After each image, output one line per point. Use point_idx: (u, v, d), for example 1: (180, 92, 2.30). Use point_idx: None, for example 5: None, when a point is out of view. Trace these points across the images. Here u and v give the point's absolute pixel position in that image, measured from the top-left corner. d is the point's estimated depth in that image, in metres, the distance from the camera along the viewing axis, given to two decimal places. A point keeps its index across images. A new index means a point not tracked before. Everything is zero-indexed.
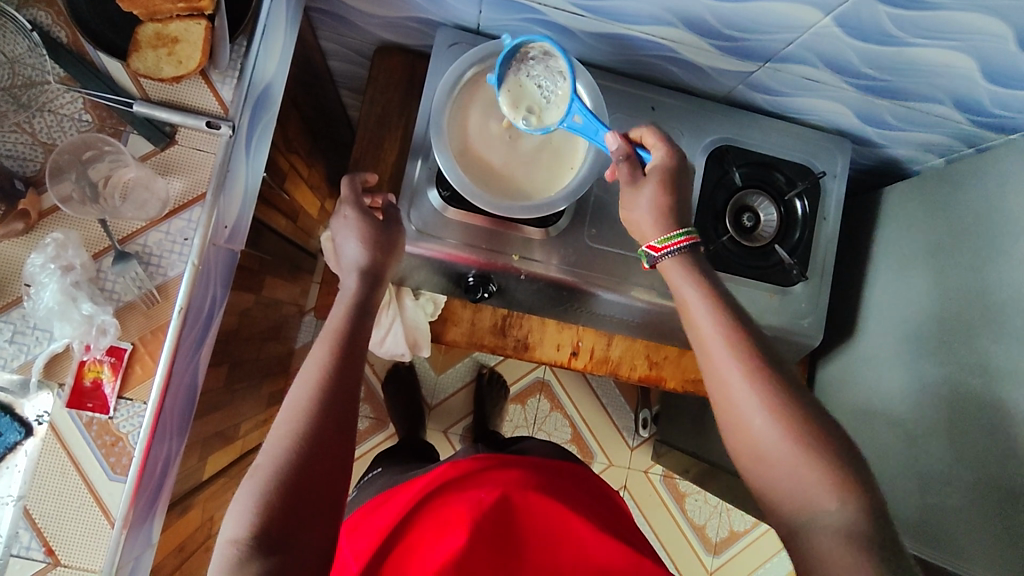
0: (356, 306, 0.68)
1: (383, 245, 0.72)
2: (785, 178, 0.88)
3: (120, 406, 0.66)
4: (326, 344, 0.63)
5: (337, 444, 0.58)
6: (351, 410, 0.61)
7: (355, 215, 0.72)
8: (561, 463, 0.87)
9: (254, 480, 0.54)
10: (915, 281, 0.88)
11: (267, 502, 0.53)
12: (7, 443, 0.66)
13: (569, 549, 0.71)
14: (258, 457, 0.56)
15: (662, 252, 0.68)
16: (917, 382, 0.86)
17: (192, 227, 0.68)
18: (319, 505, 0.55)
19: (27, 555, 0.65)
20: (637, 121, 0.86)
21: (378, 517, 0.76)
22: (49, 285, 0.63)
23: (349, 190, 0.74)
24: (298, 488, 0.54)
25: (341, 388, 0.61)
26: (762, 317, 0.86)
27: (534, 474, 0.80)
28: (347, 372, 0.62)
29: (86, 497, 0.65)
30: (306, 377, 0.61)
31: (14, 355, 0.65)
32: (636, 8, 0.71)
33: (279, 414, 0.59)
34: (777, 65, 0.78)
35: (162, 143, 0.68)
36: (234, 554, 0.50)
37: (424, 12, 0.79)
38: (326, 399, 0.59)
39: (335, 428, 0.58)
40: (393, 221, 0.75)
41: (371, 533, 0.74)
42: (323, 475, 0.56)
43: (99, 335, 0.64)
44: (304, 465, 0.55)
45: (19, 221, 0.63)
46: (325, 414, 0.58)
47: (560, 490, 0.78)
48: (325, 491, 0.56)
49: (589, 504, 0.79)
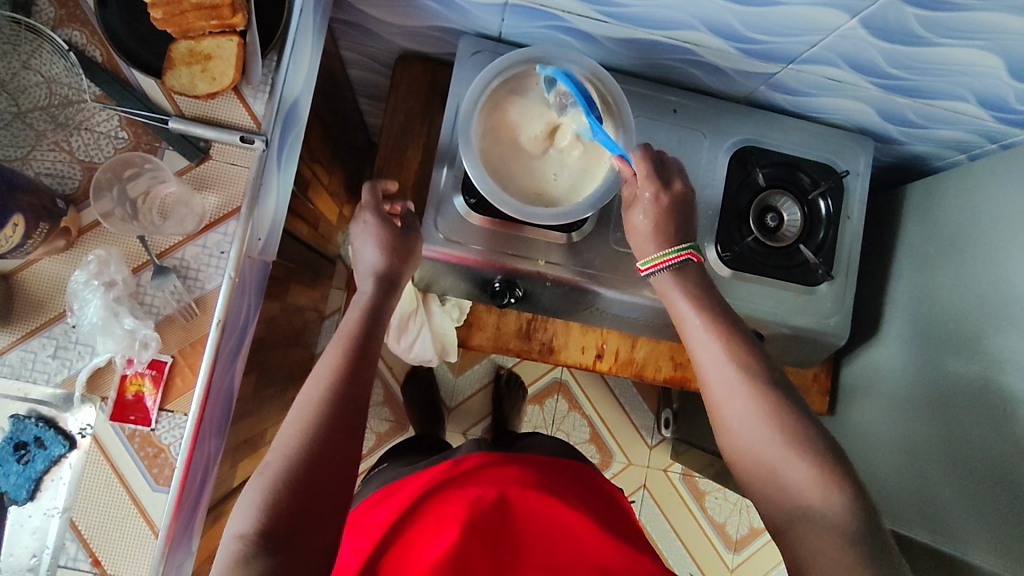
0: (370, 308, 0.69)
1: (401, 253, 0.73)
2: (808, 179, 0.88)
3: (162, 417, 0.67)
4: (339, 347, 0.64)
5: (347, 440, 0.59)
6: (359, 416, 0.61)
7: (375, 220, 0.74)
8: (564, 462, 0.87)
9: (264, 476, 0.56)
10: (937, 277, 0.89)
11: (274, 503, 0.53)
12: (52, 456, 0.66)
13: (568, 545, 0.70)
14: (268, 455, 0.57)
15: (649, 272, 0.74)
16: (945, 378, 0.86)
17: (228, 240, 0.69)
18: (332, 505, 0.56)
19: (74, 566, 0.66)
20: (659, 123, 0.86)
21: (378, 513, 0.77)
22: (93, 301, 0.64)
23: (369, 195, 0.76)
24: (309, 488, 0.55)
25: (355, 390, 0.62)
26: (787, 316, 0.86)
27: (536, 473, 0.80)
28: (359, 371, 0.63)
29: (130, 508, 0.66)
30: (318, 377, 0.62)
31: (57, 370, 0.66)
32: (659, 14, 0.71)
33: (291, 413, 0.60)
34: (799, 67, 0.78)
35: (196, 159, 0.69)
36: (239, 548, 0.51)
37: (448, 21, 0.79)
38: (336, 400, 0.60)
39: (342, 434, 0.59)
40: (412, 227, 0.77)
41: (371, 529, 0.74)
42: (335, 473, 0.57)
43: (141, 349, 0.66)
44: (314, 463, 0.56)
45: (61, 238, 0.65)
46: (336, 417, 0.59)
47: (563, 489, 0.79)
48: (330, 496, 0.56)
49: (592, 502, 0.80)
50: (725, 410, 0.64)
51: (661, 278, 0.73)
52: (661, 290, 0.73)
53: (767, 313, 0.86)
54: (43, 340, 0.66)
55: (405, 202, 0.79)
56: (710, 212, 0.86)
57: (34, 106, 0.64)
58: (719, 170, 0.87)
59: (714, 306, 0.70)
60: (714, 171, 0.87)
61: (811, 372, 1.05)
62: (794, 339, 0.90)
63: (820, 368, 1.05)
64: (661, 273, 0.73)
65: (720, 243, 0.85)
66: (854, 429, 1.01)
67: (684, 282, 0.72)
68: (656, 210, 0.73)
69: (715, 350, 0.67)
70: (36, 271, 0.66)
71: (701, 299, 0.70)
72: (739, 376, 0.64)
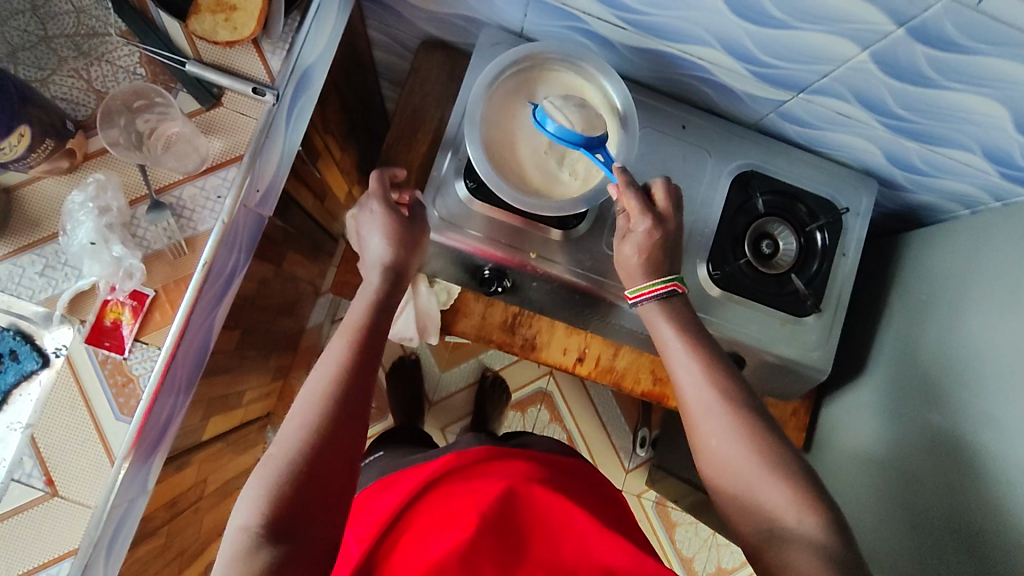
0: (379, 302, 0.70)
1: (406, 243, 0.73)
2: (807, 210, 0.88)
3: (136, 348, 0.68)
4: (345, 338, 0.65)
5: (350, 436, 0.59)
6: (363, 413, 0.61)
7: (381, 211, 0.73)
8: (559, 460, 0.85)
9: (268, 469, 0.56)
10: (929, 326, 0.88)
11: (278, 494, 0.54)
12: (24, 371, 0.69)
13: (553, 543, 0.68)
14: (272, 448, 0.57)
15: (637, 300, 0.74)
16: (929, 431, 0.85)
17: (226, 186, 0.71)
18: (332, 496, 0.56)
19: (28, 482, 0.66)
20: (667, 138, 0.87)
21: (383, 501, 0.76)
22: (85, 224, 0.66)
23: (377, 184, 0.75)
24: (312, 484, 0.55)
25: (359, 378, 0.62)
26: (771, 344, 0.86)
27: (542, 470, 0.78)
28: (366, 366, 0.64)
29: (91, 433, 0.67)
30: (323, 370, 0.63)
31: (42, 288, 0.67)
32: (675, 25, 0.73)
33: (297, 404, 0.60)
34: (810, 97, 0.79)
35: (207, 104, 0.71)
36: (244, 541, 0.51)
37: (472, 10, 0.82)
38: (342, 396, 0.60)
39: (346, 430, 0.59)
40: (418, 218, 0.76)
41: (374, 517, 0.74)
42: (339, 468, 0.57)
43: (125, 279, 0.67)
44: (321, 454, 0.57)
45: (65, 159, 0.67)
46: (340, 411, 0.60)
47: (563, 485, 0.77)
48: (333, 492, 0.56)
49: (592, 501, 0.77)
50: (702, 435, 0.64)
51: (648, 306, 0.73)
52: (647, 318, 0.73)
53: (752, 339, 0.86)
54: (33, 257, 0.67)
55: (412, 191, 0.80)
56: (706, 231, 0.87)
57: (60, 33, 0.69)
58: (719, 192, 0.88)
59: (699, 332, 0.70)
60: (715, 192, 0.88)
61: (791, 407, 1.05)
62: (778, 369, 0.90)
63: (801, 404, 1.05)
64: (649, 302, 0.73)
65: (711, 262, 0.86)
66: (832, 468, 1.00)
67: (672, 311, 0.72)
68: (648, 244, 0.72)
69: (691, 374, 0.67)
70: (38, 189, 0.68)
71: (687, 330, 0.70)
72: (714, 399, 0.64)
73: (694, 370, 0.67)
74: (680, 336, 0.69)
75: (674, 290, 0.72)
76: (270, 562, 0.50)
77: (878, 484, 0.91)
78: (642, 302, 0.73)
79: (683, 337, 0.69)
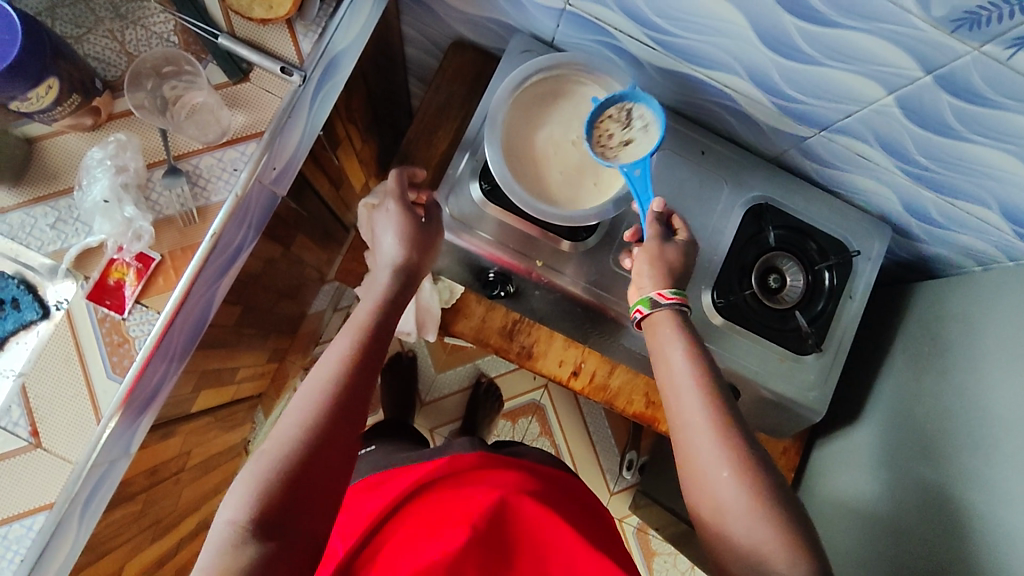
0: (387, 303, 0.69)
1: (420, 246, 0.73)
2: (817, 248, 0.88)
3: (135, 310, 0.68)
4: (350, 336, 0.64)
5: (347, 434, 0.58)
6: (361, 413, 0.60)
7: (397, 210, 0.74)
8: (550, 470, 0.84)
9: (261, 462, 0.54)
10: (929, 378, 0.87)
11: (269, 489, 0.52)
12: (22, 320, 0.69)
13: (538, 559, 0.68)
14: (266, 443, 0.56)
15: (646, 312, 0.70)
16: (919, 484, 0.83)
17: (244, 160, 0.71)
18: (323, 495, 0.55)
19: (13, 431, 0.67)
20: (685, 162, 0.88)
21: (372, 500, 0.76)
22: (101, 180, 0.67)
23: (396, 183, 0.77)
24: (305, 482, 0.54)
25: (362, 375, 0.62)
26: (768, 379, 0.86)
27: (531, 482, 0.77)
28: (370, 366, 0.63)
29: (81, 389, 0.67)
30: (325, 366, 0.62)
31: (51, 240, 0.68)
32: (705, 51, 0.73)
33: (295, 398, 0.59)
34: (832, 135, 0.79)
35: (235, 78, 0.71)
36: (231, 534, 0.50)
37: (506, 15, 0.83)
38: (343, 393, 0.59)
39: (344, 429, 0.58)
40: (434, 220, 0.77)
41: (362, 515, 0.74)
42: (333, 466, 0.56)
43: (133, 240, 0.67)
44: (317, 451, 0.55)
45: (89, 116, 0.68)
46: (340, 409, 0.58)
47: (551, 497, 0.76)
48: (325, 491, 0.55)
49: (576, 515, 0.76)
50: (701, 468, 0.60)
51: (660, 314, 0.69)
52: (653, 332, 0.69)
53: (749, 371, 0.85)
54: (47, 209, 0.68)
55: (430, 193, 0.80)
56: (714, 259, 0.86)
57: None
58: (731, 221, 0.87)
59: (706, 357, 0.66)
60: (727, 221, 0.87)
61: (782, 446, 1.04)
62: (773, 405, 0.89)
63: (793, 444, 1.04)
64: (663, 309, 0.69)
65: (717, 290, 0.85)
66: (821, 512, 0.99)
67: (681, 330, 0.68)
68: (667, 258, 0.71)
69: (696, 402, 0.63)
70: (60, 143, 0.69)
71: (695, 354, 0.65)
72: (715, 431, 0.61)
73: (700, 398, 0.63)
74: (687, 360, 0.65)
75: (682, 303, 0.69)
76: (254, 558, 0.49)
77: (863, 534, 0.90)
78: (658, 308, 0.69)
79: (691, 362, 0.65)
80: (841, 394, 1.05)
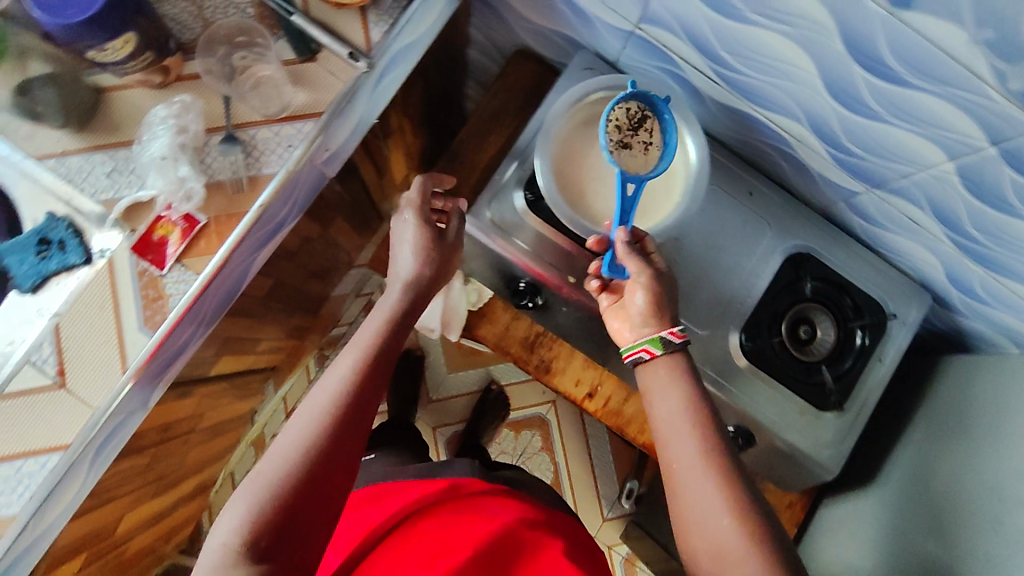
0: (395, 321, 0.70)
1: (436, 262, 0.74)
2: (853, 305, 0.86)
3: (174, 269, 0.69)
4: (354, 355, 0.65)
5: (347, 454, 0.58)
6: (362, 432, 0.60)
7: (415, 223, 0.75)
8: (546, 506, 0.84)
9: (256, 484, 0.54)
10: (949, 454, 0.85)
11: (264, 512, 0.52)
12: (65, 263, 0.69)
13: None
14: (261, 465, 0.56)
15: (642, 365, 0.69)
16: (926, 561, 0.81)
17: (299, 138, 0.71)
18: (320, 517, 0.55)
19: (41, 367, 0.67)
20: (732, 201, 0.87)
21: (368, 514, 0.77)
22: (161, 138, 0.68)
23: (417, 193, 0.77)
24: (302, 505, 0.54)
25: (363, 396, 0.62)
26: (784, 430, 0.84)
27: (532, 517, 0.77)
28: (371, 386, 0.63)
29: (112, 336, 0.68)
30: (327, 385, 0.62)
31: (105, 189, 0.69)
32: (769, 92, 0.73)
33: (294, 419, 0.59)
34: (885, 195, 0.78)
35: (303, 57, 0.72)
36: (224, 557, 0.50)
37: (574, 30, 0.83)
38: (343, 413, 0.59)
39: (344, 449, 0.58)
40: (453, 234, 0.77)
41: (357, 530, 0.75)
42: (331, 488, 0.56)
43: (182, 200, 0.69)
44: (316, 473, 0.55)
45: (158, 75, 0.70)
46: (341, 429, 0.58)
47: (550, 530, 0.76)
48: (322, 513, 0.55)
49: (575, 547, 0.76)
50: (704, 517, 0.60)
51: (660, 361, 0.68)
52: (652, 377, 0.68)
53: (768, 419, 0.84)
54: (105, 159, 0.70)
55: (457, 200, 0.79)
56: (747, 301, 0.85)
57: None
58: (770, 266, 0.86)
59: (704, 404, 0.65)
60: (765, 265, 0.86)
61: (789, 499, 1.01)
62: (786, 456, 0.87)
63: (799, 499, 1.01)
64: (660, 359, 0.68)
65: (746, 332, 0.84)
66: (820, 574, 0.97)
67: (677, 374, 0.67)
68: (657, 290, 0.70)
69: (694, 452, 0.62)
70: (126, 96, 0.71)
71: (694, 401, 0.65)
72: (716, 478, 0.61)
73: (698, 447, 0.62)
74: (685, 407, 0.65)
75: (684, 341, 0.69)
76: None
77: None
78: (657, 358, 0.68)
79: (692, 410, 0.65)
80: (855, 456, 1.03)
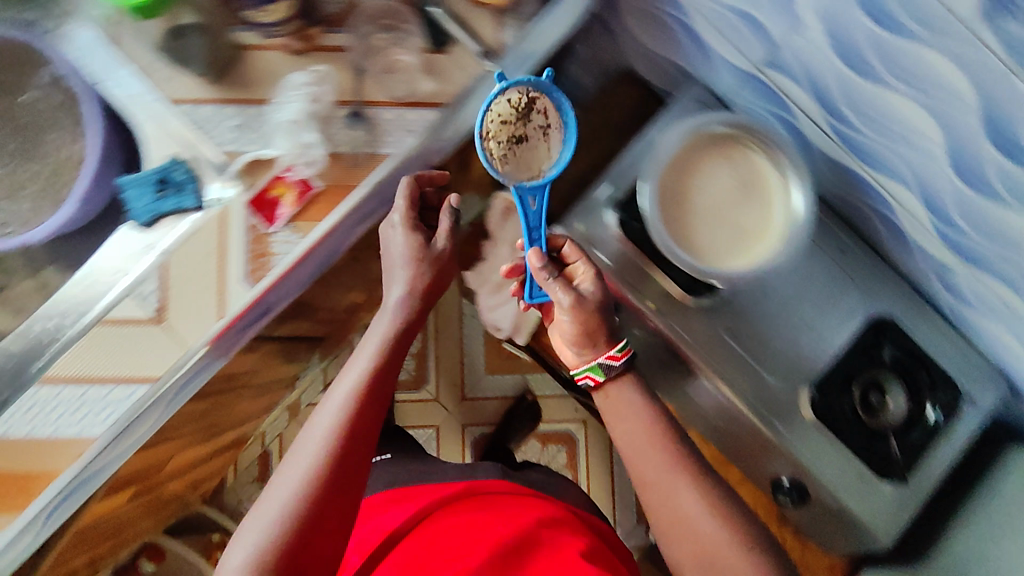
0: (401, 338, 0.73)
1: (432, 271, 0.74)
2: (929, 378, 0.84)
3: (284, 228, 0.71)
4: (353, 377, 0.68)
5: (349, 478, 0.63)
6: (363, 454, 0.65)
7: (403, 228, 0.72)
8: (564, 504, 0.87)
9: (262, 519, 0.59)
10: (1000, 544, 0.83)
11: (274, 545, 0.57)
12: (179, 205, 0.72)
13: None
14: (265, 504, 0.60)
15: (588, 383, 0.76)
16: None
17: (420, 125, 0.74)
18: (325, 543, 0.60)
19: (143, 299, 0.71)
20: (823, 254, 0.85)
21: (387, 516, 0.82)
22: (293, 103, 0.72)
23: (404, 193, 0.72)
24: (310, 534, 0.59)
25: (360, 425, 0.66)
26: (839, 490, 0.83)
27: (551, 514, 0.80)
28: (370, 407, 0.67)
29: (213, 283, 0.71)
30: (327, 411, 0.66)
31: (232, 141, 0.73)
32: (883, 154, 0.72)
33: (296, 450, 0.64)
34: (984, 276, 0.73)
35: (437, 47, 0.74)
36: None
37: (690, 63, 0.84)
38: (343, 438, 0.64)
39: (345, 476, 0.63)
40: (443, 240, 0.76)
41: (377, 531, 0.80)
42: (334, 514, 0.61)
43: (305, 163, 0.72)
44: (321, 502, 0.61)
45: (298, 41, 0.73)
46: (343, 456, 0.63)
47: (569, 526, 0.79)
48: (327, 540, 0.60)
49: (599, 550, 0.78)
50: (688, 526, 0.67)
51: (614, 381, 0.75)
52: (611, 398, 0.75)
53: (825, 477, 0.83)
54: (235, 112, 0.73)
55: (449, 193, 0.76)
56: (826, 358, 0.84)
57: None
58: (849, 325, 0.84)
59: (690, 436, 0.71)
60: (846, 325, 0.84)
61: None
62: (833, 515, 0.86)
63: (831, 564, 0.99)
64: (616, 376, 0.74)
65: (819, 389, 0.83)
66: None
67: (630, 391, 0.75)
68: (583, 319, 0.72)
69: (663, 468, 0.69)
70: (263, 57, 0.74)
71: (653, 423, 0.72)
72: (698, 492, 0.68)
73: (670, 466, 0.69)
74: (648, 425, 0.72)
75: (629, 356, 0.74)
76: None
77: None
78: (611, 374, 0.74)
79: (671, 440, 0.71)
80: None
